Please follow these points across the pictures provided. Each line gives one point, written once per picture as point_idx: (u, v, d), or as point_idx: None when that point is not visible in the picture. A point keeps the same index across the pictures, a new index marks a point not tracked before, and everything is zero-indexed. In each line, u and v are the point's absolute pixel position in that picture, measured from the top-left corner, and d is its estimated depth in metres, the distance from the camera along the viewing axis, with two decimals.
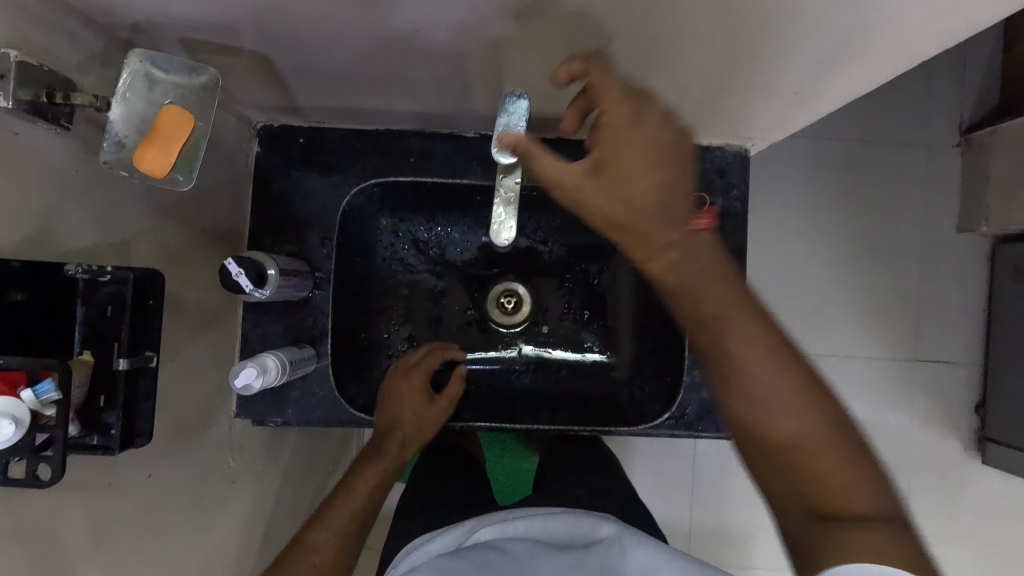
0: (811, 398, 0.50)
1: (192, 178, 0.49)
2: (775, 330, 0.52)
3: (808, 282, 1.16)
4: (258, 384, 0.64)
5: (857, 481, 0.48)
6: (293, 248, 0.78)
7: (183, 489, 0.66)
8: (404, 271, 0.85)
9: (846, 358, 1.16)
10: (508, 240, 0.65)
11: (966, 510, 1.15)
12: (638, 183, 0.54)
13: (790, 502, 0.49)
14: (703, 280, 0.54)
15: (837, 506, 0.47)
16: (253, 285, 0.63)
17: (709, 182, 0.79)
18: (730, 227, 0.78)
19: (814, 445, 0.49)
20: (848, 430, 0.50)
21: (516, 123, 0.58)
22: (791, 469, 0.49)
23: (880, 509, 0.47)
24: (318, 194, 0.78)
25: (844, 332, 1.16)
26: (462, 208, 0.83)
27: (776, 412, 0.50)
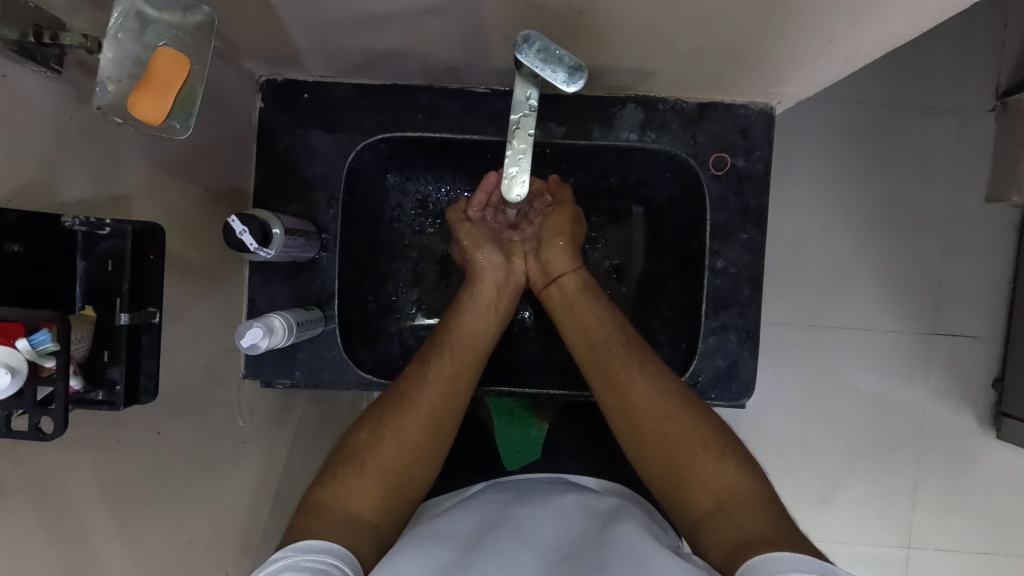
0: (687, 404, 0.65)
1: (190, 127, 0.47)
2: (639, 351, 0.69)
3: (827, 252, 1.12)
4: (265, 344, 0.62)
5: (727, 474, 0.60)
6: (299, 208, 0.76)
7: (192, 449, 0.67)
8: (411, 232, 0.86)
9: (864, 329, 1.13)
10: (520, 196, 0.60)
11: (979, 483, 1.14)
12: (553, 237, 0.77)
13: (688, 504, 0.60)
14: (590, 305, 0.74)
15: (712, 496, 0.59)
16: (258, 244, 0.61)
17: (731, 142, 0.75)
18: (751, 191, 0.75)
19: (696, 445, 0.62)
20: (711, 427, 0.63)
21: (536, 67, 0.51)
22: (675, 465, 0.62)
23: (741, 486, 0.59)
24: (325, 153, 0.76)
25: (863, 303, 1.13)
26: (469, 169, 0.83)
27: (658, 419, 0.64)
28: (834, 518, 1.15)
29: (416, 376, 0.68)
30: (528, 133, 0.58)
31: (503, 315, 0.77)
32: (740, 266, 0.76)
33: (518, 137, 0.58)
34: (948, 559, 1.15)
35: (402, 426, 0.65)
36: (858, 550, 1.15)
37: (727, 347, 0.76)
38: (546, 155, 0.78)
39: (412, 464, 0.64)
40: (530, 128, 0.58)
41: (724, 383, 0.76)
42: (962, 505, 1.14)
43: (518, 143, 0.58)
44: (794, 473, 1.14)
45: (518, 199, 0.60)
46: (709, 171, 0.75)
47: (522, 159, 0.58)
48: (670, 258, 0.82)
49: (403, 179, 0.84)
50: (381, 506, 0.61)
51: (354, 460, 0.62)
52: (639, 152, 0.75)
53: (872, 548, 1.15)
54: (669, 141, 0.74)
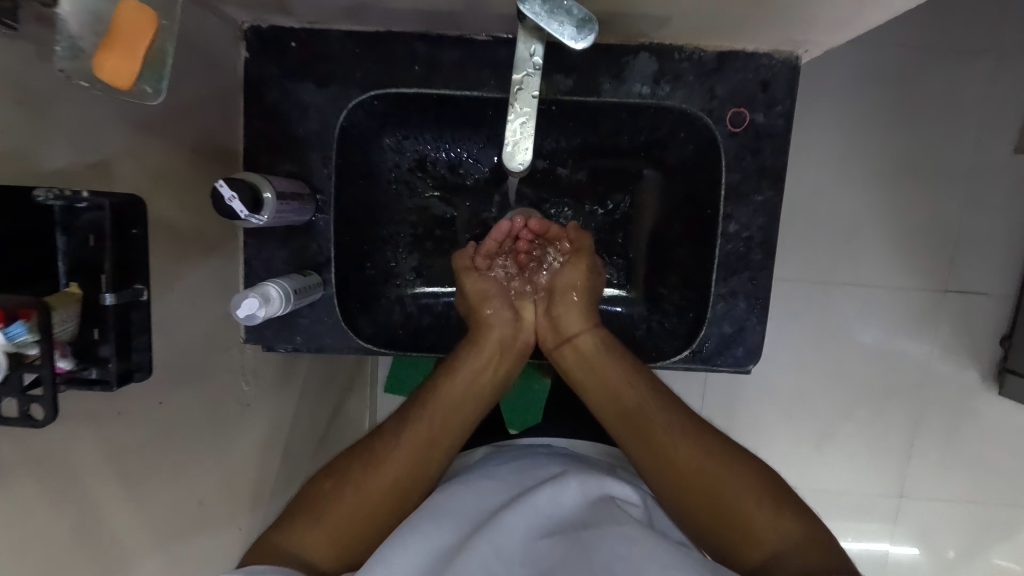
0: (725, 449, 0.65)
1: (161, 92, 0.44)
2: (669, 406, 0.69)
3: (842, 211, 1.08)
4: (262, 314, 0.60)
5: (782, 521, 0.60)
6: (293, 168, 0.72)
7: (197, 414, 0.67)
8: (409, 194, 0.84)
9: (874, 290, 1.11)
10: (523, 163, 0.55)
11: (979, 438, 1.14)
12: (566, 292, 0.77)
13: (744, 555, 0.60)
14: (608, 363, 0.73)
15: (769, 545, 0.59)
16: (249, 210, 0.58)
17: (751, 96, 0.70)
18: (769, 150, 0.71)
19: (750, 496, 0.62)
20: (756, 476, 0.63)
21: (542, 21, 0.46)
22: (726, 517, 0.61)
23: (796, 534, 0.59)
24: (317, 109, 0.71)
25: (874, 262, 1.10)
26: (471, 127, 0.78)
27: (697, 474, 0.64)
28: (820, 471, 1.18)
29: (396, 432, 0.67)
30: (532, 95, 0.54)
31: (503, 376, 0.76)
32: (753, 229, 0.72)
33: (522, 100, 0.54)
34: (939, 511, 1.17)
35: (370, 480, 0.64)
36: (843, 500, 1.18)
37: (733, 312, 0.74)
38: (552, 113, 0.73)
39: (373, 519, 0.63)
40: (535, 89, 0.54)
41: (731, 348, 0.75)
42: (959, 459, 1.15)
43: (522, 106, 0.54)
44: (780, 431, 1.16)
45: (520, 170, 0.55)
46: (726, 128, 0.70)
47: (525, 122, 0.54)
48: (678, 222, 0.79)
49: (400, 138, 0.79)
50: (335, 555, 0.60)
51: (317, 512, 0.61)
52: (651, 110, 0.70)
53: (858, 498, 1.18)
54: (684, 96, 0.69)
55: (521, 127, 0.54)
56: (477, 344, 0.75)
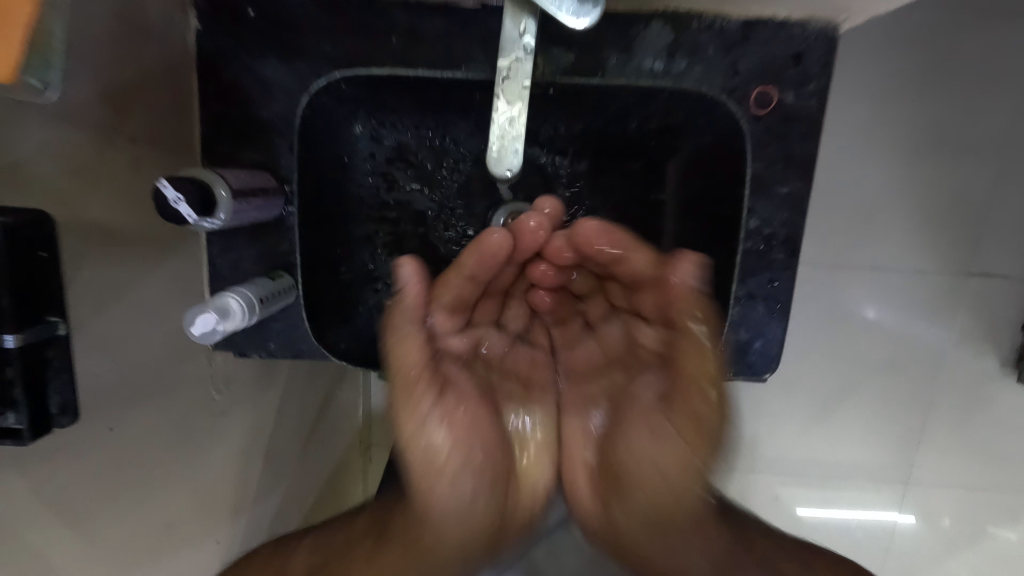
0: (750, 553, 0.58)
1: (47, 83, 0.40)
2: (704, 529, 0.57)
3: (863, 194, 0.99)
4: (220, 331, 0.54)
5: None
6: (257, 156, 0.64)
7: (158, 434, 0.61)
8: (388, 188, 0.73)
9: (890, 274, 1.02)
10: (511, 169, 0.55)
11: (1000, 433, 1.06)
12: None
13: None
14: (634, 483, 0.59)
15: None
16: (199, 214, 0.51)
17: (779, 73, 0.60)
18: (798, 135, 0.62)
19: None
20: None
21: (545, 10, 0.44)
22: None
23: None
24: (281, 88, 0.62)
25: (895, 247, 1.01)
26: (459, 110, 0.68)
27: None
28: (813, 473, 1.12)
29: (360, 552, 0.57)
30: (522, 87, 0.52)
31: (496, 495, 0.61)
32: (775, 225, 0.64)
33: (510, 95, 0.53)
34: (951, 512, 1.09)
35: None
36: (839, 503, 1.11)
37: (755, 318, 0.67)
38: (548, 97, 0.63)
39: None
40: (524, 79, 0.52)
41: (745, 356, 0.68)
42: (976, 457, 1.07)
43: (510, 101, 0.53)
44: (769, 430, 1.10)
45: (509, 178, 0.55)
46: (750, 111, 0.61)
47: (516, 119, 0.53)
48: (695, 221, 0.69)
49: (375, 125, 0.70)
50: None
51: None
52: (665, 92, 0.61)
53: (854, 501, 1.11)
54: (703, 73, 0.60)
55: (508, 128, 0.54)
56: (458, 469, 0.58)
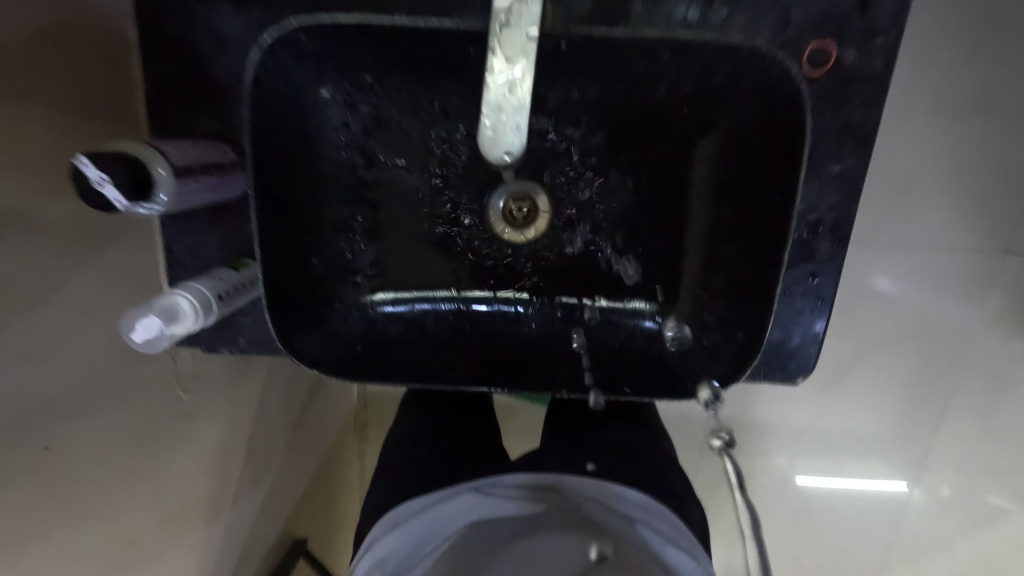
0: None
1: None
2: None
3: (905, 166, 0.76)
4: (168, 338, 0.45)
5: None
6: (213, 124, 0.54)
7: (111, 445, 0.54)
8: (368, 167, 0.51)
9: (926, 257, 0.80)
10: (508, 154, 0.46)
11: (1009, 413, 0.85)
12: None
13: None
14: None
15: None
16: (130, 198, 0.41)
17: (840, 24, 0.49)
18: (857, 101, 0.51)
19: None
20: None
21: None
22: None
23: None
24: (237, 41, 0.52)
25: (933, 228, 0.78)
26: (437, 63, 0.46)
27: None
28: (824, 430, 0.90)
29: None
30: (526, 45, 0.42)
31: None
32: (822, 210, 0.55)
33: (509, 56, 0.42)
34: (954, 493, 0.90)
35: None
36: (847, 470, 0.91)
37: (797, 319, 0.59)
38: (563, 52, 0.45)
39: None
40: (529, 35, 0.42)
41: (778, 358, 0.60)
42: (971, 442, 0.87)
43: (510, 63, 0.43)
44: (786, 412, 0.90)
45: (508, 161, 0.46)
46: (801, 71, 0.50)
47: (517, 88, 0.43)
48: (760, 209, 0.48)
49: (347, 85, 0.48)
50: None
51: None
52: (709, 46, 0.43)
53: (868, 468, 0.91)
54: (747, 24, 0.49)
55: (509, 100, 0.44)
56: None
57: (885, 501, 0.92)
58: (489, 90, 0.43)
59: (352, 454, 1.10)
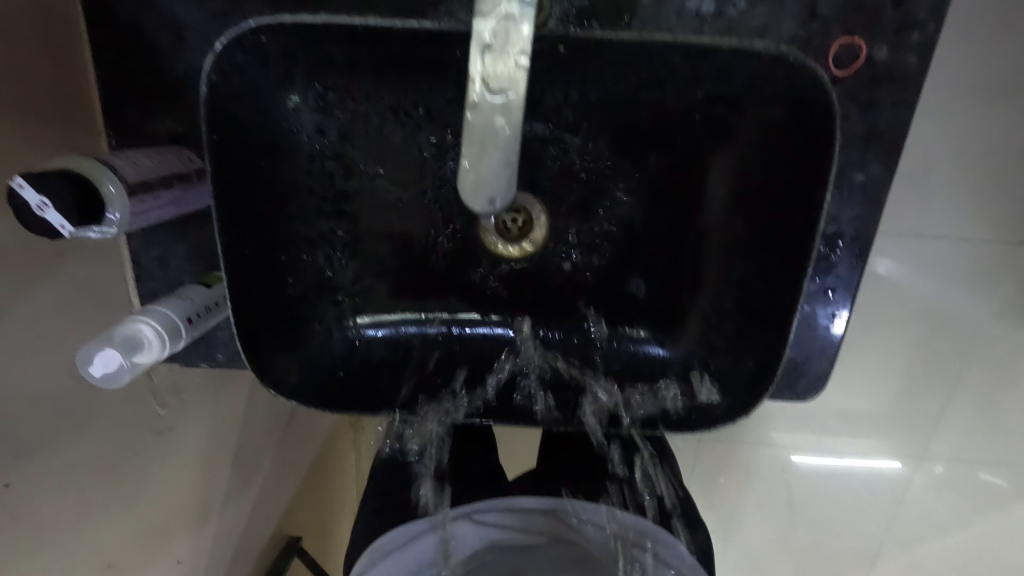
0: None
1: None
2: None
3: (920, 147, 0.68)
4: (130, 373, 0.42)
5: None
6: (178, 127, 0.50)
7: (85, 470, 0.52)
8: (345, 177, 0.46)
9: (934, 244, 0.72)
10: (493, 204, 0.35)
11: (1014, 401, 0.80)
12: None
13: None
14: None
15: None
16: (76, 224, 0.37)
17: (874, 15, 0.44)
18: (887, 104, 0.47)
19: None
20: None
21: None
22: None
23: None
24: (199, 34, 0.47)
25: (945, 214, 0.71)
26: (426, 70, 0.42)
27: None
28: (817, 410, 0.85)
29: None
30: (516, 68, 0.33)
31: None
32: (842, 223, 0.51)
33: (494, 81, 0.34)
34: (949, 476, 0.86)
35: None
36: (843, 455, 0.88)
37: (812, 336, 0.55)
38: (562, 56, 0.40)
39: None
40: (519, 57, 0.34)
41: (790, 375, 0.57)
42: (973, 430, 0.83)
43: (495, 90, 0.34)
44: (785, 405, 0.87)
45: (498, 210, 0.35)
46: (826, 69, 0.45)
47: (506, 123, 0.34)
48: (771, 224, 0.44)
49: (318, 88, 0.43)
50: None
51: None
52: (727, 52, 0.39)
53: (863, 451, 0.87)
54: (768, 16, 0.44)
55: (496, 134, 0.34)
56: None
57: (880, 483, 0.88)
58: (471, 121, 0.34)
59: (347, 450, 1.08)
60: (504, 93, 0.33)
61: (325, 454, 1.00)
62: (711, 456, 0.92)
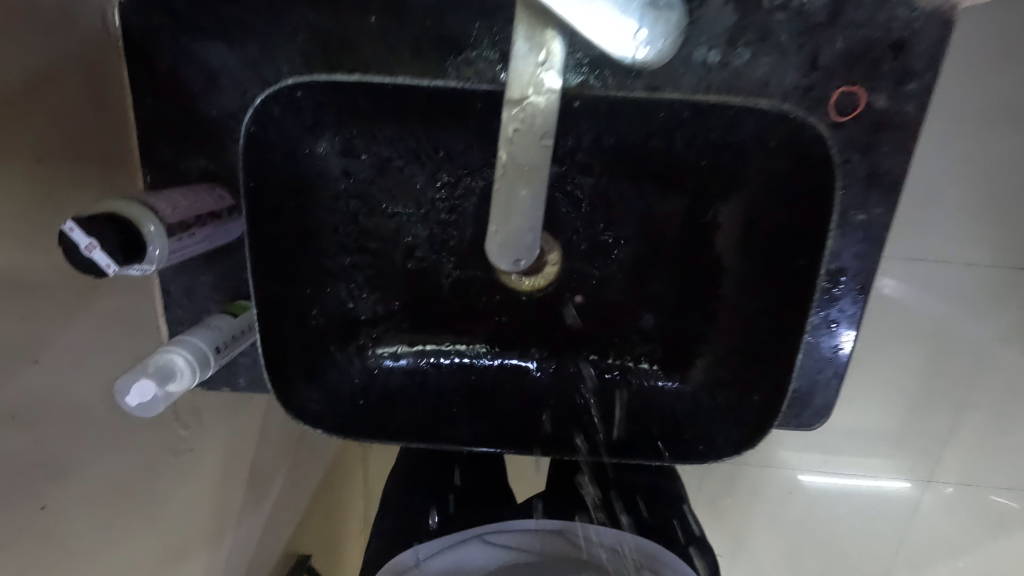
0: None
1: None
2: None
3: (925, 172, 0.70)
4: (162, 401, 0.44)
5: None
6: (210, 165, 0.53)
7: (113, 487, 0.54)
8: (369, 215, 0.49)
9: (937, 268, 0.74)
10: (521, 263, 0.37)
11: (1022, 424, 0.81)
12: None
13: None
14: None
15: None
16: (119, 262, 0.39)
17: (872, 66, 0.46)
18: (886, 149, 0.49)
19: None
20: None
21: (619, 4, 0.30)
22: None
23: None
24: (232, 79, 0.50)
25: (948, 239, 0.72)
26: (447, 122, 0.45)
27: None
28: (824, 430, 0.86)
29: None
30: (542, 144, 0.36)
31: None
32: (845, 259, 0.52)
33: (519, 155, 0.36)
34: (961, 498, 0.87)
35: None
36: (849, 477, 0.88)
37: (815, 367, 0.57)
38: (575, 107, 0.43)
39: None
40: (544, 135, 0.36)
41: (795, 403, 0.58)
42: (981, 455, 0.83)
43: (522, 162, 0.36)
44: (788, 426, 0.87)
45: (522, 269, 0.38)
46: (827, 116, 0.48)
47: (532, 191, 0.36)
48: (773, 262, 0.46)
49: (346, 133, 0.46)
50: None
51: None
52: (732, 109, 0.41)
53: (872, 475, 0.87)
54: (771, 67, 0.46)
55: (519, 202, 0.36)
56: None
57: (889, 502, 0.89)
58: (499, 189, 0.36)
59: (357, 468, 1.10)
60: (526, 166, 0.36)
61: (336, 472, 1.02)
62: (718, 474, 0.93)
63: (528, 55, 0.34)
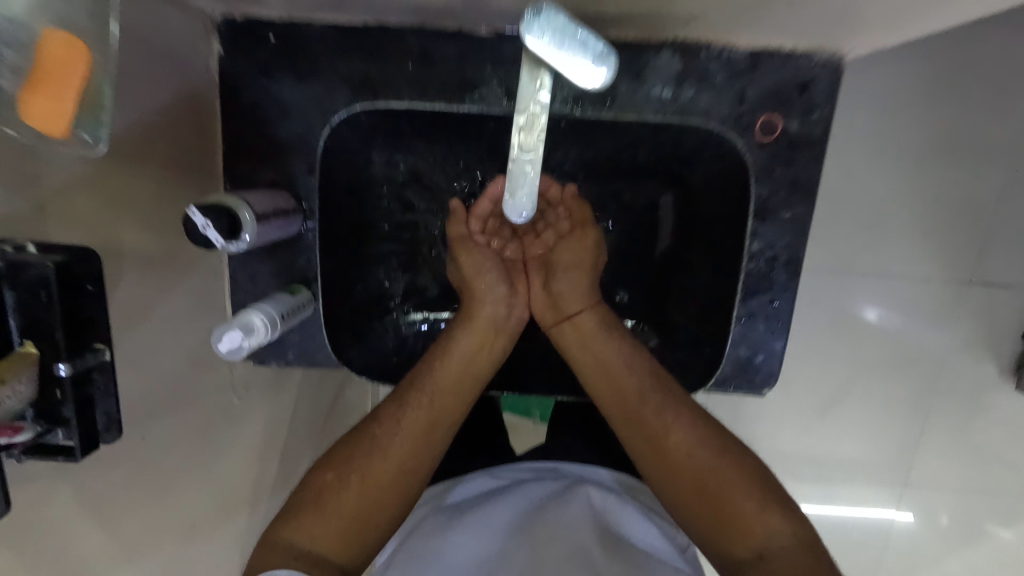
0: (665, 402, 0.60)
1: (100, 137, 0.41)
2: None
3: (866, 196, 0.81)
4: (247, 347, 0.56)
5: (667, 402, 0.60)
6: (276, 175, 0.66)
7: (185, 438, 0.64)
8: (405, 212, 0.73)
9: (895, 283, 0.84)
10: (523, 216, 0.56)
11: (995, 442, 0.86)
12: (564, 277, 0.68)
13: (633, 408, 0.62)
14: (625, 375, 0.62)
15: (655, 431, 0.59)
16: (225, 239, 0.53)
17: (786, 101, 0.62)
18: (802, 161, 0.64)
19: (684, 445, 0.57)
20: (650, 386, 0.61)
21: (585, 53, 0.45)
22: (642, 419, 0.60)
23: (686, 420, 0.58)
24: (298, 109, 0.64)
25: (900, 256, 0.83)
26: (474, 142, 0.68)
27: (661, 420, 0.59)
28: (806, 438, 0.91)
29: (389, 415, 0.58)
30: (537, 141, 0.53)
31: (498, 353, 0.66)
32: (778, 248, 0.66)
33: (522, 149, 0.53)
34: (933, 516, 0.90)
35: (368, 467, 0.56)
36: (834, 498, 0.92)
37: (762, 341, 0.69)
38: (561, 128, 0.64)
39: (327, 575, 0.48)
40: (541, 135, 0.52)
41: (748, 372, 0.70)
42: (953, 467, 0.88)
43: (524, 154, 0.53)
44: (769, 433, 0.91)
45: (523, 221, 0.57)
46: (754, 137, 0.63)
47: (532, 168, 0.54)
48: (699, 243, 0.69)
49: (395, 154, 0.69)
50: None
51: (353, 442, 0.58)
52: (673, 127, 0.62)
53: (853, 496, 0.92)
54: (710, 101, 0.61)
55: (524, 177, 0.54)
56: (467, 316, 0.65)
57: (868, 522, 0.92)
58: (511, 171, 0.54)
59: None
60: (530, 155, 0.53)
61: None
62: None
63: (529, 83, 0.50)
